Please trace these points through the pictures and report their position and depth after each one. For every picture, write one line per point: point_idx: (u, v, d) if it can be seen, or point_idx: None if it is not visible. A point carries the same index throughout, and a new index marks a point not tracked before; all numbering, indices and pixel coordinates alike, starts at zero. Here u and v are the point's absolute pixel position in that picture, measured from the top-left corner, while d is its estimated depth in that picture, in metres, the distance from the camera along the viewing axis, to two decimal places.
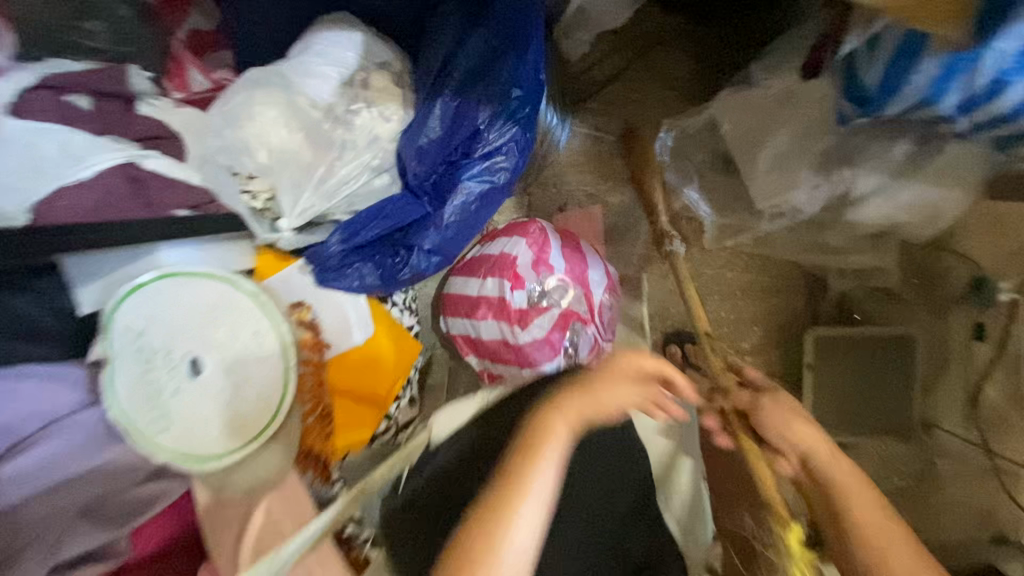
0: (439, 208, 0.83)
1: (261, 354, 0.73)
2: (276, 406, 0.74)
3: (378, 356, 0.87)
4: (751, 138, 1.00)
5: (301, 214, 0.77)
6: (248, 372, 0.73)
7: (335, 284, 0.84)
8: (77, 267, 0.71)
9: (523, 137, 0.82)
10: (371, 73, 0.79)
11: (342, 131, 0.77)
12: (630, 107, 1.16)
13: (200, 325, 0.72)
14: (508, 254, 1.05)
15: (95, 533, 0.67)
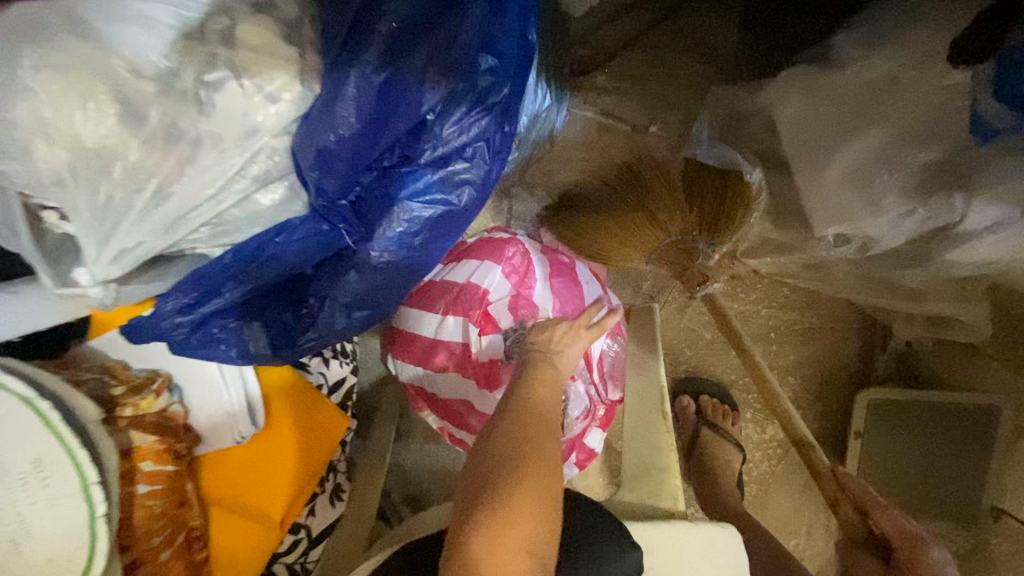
0: (365, 240, 0.54)
1: (39, 494, 0.43)
2: (74, 574, 0.44)
3: (275, 448, 0.60)
4: (822, 139, 0.72)
5: (117, 261, 0.45)
6: (22, 522, 0.44)
7: (200, 353, 0.54)
8: None
9: (496, 132, 0.53)
10: (238, 18, 0.46)
11: (189, 120, 0.45)
12: (651, 85, 0.86)
13: None
14: (478, 285, 0.71)
15: None
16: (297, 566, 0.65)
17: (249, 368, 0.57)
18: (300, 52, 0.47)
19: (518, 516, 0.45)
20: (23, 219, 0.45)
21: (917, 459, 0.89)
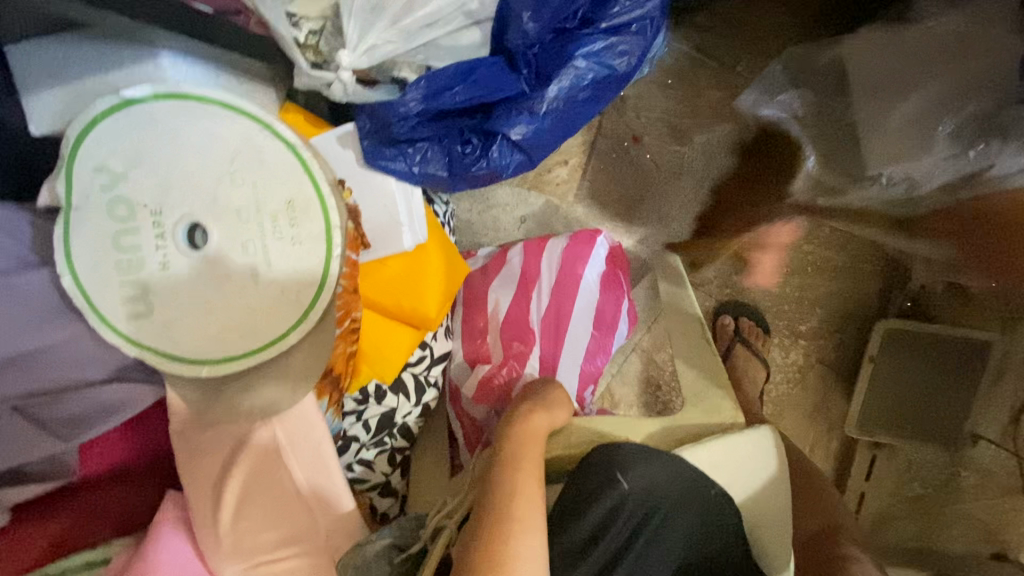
0: (540, 87, 0.63)
1: (291, 235, 0.53)
2: (302, 309, 0.54)
3: (425, 268, 0.68)
4: (889, 87, 0.85)
5: (368, 53, 0.56)
6: (267, 259, 0.53)
7: (387, 164, 0.63)
8: (31, 68, 0.50)
9: (661, 14, 0.64)
10: None
11: None
12: (740, 31, 0.98)
13: (206, 182, 0.51)
14: (526, 283, 0.81)
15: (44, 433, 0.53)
16: (420, 378, 0.74)
17: (416, 189, 0.66)
18: None
19: (522, 532, 0.49)
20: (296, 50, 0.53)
21: (917, 387, 1.04)
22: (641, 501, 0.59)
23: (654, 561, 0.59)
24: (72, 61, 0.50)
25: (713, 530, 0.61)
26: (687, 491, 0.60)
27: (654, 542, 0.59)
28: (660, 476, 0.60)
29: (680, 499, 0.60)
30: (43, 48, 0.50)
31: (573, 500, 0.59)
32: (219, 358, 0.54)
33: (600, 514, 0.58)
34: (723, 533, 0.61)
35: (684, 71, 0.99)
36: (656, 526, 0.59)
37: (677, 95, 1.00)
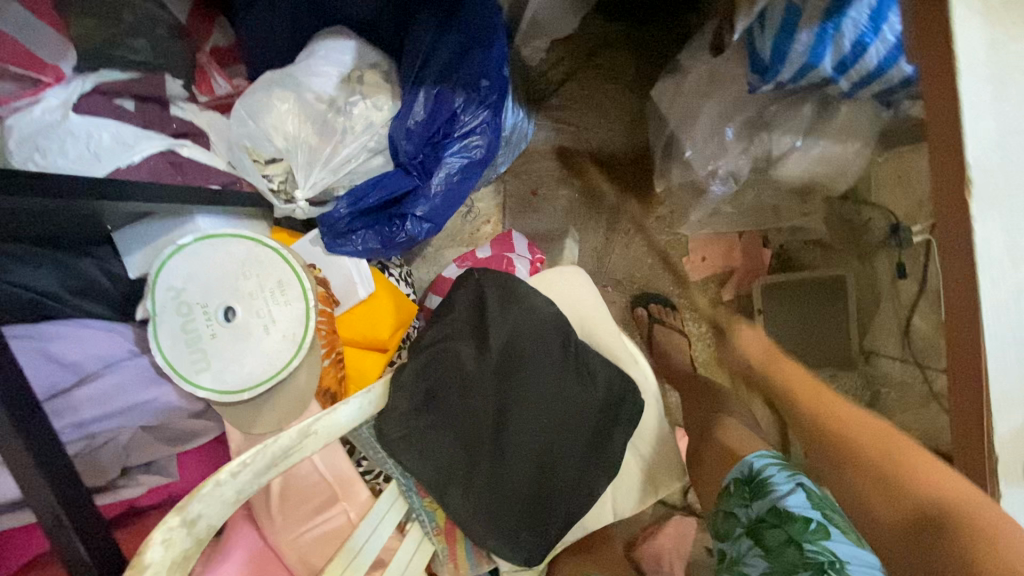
0: (427, 179, 0.98)
1: (282, 300, 0.86)
2: (297, 344, 0.86)
3: (379, 309, 1.01)
4: (689, 113, 1.17)
5: (312, 187, 0.92)
6: (272, 316, 0.86)
7: (341, 248, 0.98)
8: (126, 239, 0.85)
9: (494, 118, 0.97)
10: (364, 71, 0.94)
11: (342, 119, 0.93)
12: (585, 100, 1.31)
13: (231, 279, 0.86)
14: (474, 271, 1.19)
15: (153, 447, 0.83)
16: None
17: (363, 260, 1.00)
18: (393, 87, 0.96)
19: None
20: (273, 195, 0.92)
21: (805, 325, 1.28)
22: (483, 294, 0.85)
23: (506, 332, 0.84)
24: (148, 229, 0.85)
25: (538, 303, 0.85)
26: (511, 284, 0.86)
27: (550, 425, 0.83)
28: (495, 278, 0.86)
29: (510, 302, 0.85)
30: (132, 226, 0.85)
31: (443, 308, 0.86)
32: (253, 386, 0.86)
33: (461, 308, 0.85)
34: (559, 336, 0.85)
35: (553, 137, 1.34)
36: (547, 410, 0.83)
37: (552, 155, 1.34)
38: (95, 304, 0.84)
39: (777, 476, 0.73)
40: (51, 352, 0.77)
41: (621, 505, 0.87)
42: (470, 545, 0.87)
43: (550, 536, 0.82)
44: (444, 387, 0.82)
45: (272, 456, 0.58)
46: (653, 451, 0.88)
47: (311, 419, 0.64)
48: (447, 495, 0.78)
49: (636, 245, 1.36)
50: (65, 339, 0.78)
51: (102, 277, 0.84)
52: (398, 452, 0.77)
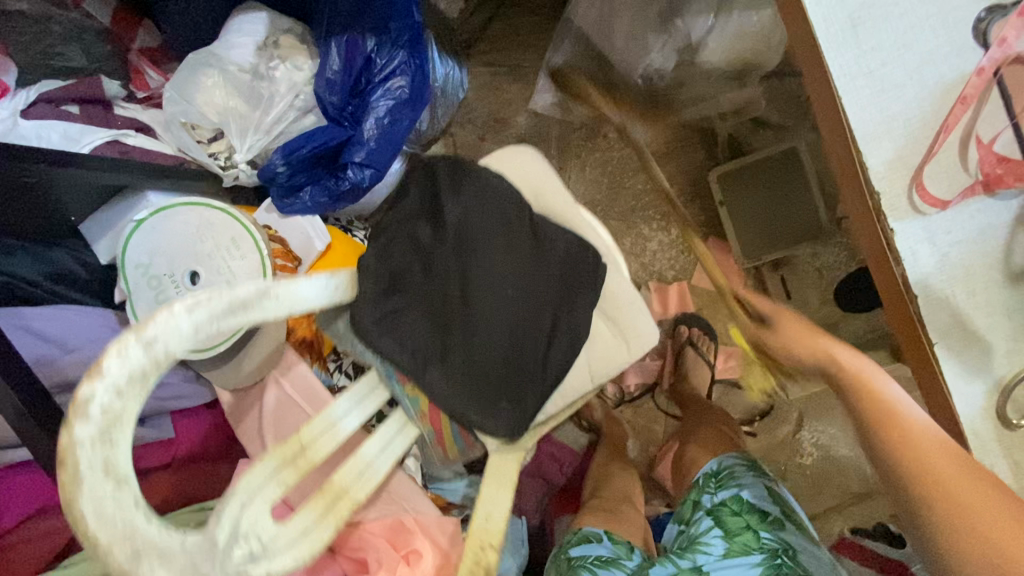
0: (359, 126, 1.03)
1: (237, 254, 0.92)
2: None
3: (336, 258, 1.07)
4: (605, 22, 1.19)
5: (249, 150, 0.98)
6: (232, 272, 0.92)
7: (291, 207, 1.02)
8: (90, 228, 0.92)
9: (411, 56, 1.02)
10: (278, 37, 1.00)
11: (267, 84, 0.99)
12: (510, 40, 1.36)
13: (189, 245, 0.92)
14: None
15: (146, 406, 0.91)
16: None
17: (316, 217, 1.04)
18: (309, 48, 1.02)
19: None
20: (222, 167, 0.98)
21: (768, 207, 1.28)
22: (432, 173, 0.74)
23: (463, 206, 0.71)
24: (109, 215, 0.92)
25: (490, 177, 0.73)
26: (456, 164, 0.73)
27: (530, 294, 0.71)
28: (442, 159, 0.73)
29: (466, 168, 0.73)
30: (95, 215, 0.92)
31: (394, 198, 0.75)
32: (226, 339, 0.90)
33: (411, 193, 0.74)
34: (519, 202, 0.73)
35: (487, 82, 1.37)
36: (522, 280, 0.71)
37: (490, 100, 1.38)
38: (74, 291, 0.91)
39: (734, 521, 0.92)
40: (35, 329, 0.85)
41: (601, 374, 0.76)
42: (457, 429, 0.77)
43: (533, 414, 0.71)
44: (407, 273, 0.71)
45: (230, 308, 0.57)
46: (631, 316, 0.76)
47: (268, 280, 0.60)
48: (431, 379, 0.69)
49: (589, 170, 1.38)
50: (46, 318, 0.85)
51: (77, 265, 0.91)
52: (366, 336, 0.69)
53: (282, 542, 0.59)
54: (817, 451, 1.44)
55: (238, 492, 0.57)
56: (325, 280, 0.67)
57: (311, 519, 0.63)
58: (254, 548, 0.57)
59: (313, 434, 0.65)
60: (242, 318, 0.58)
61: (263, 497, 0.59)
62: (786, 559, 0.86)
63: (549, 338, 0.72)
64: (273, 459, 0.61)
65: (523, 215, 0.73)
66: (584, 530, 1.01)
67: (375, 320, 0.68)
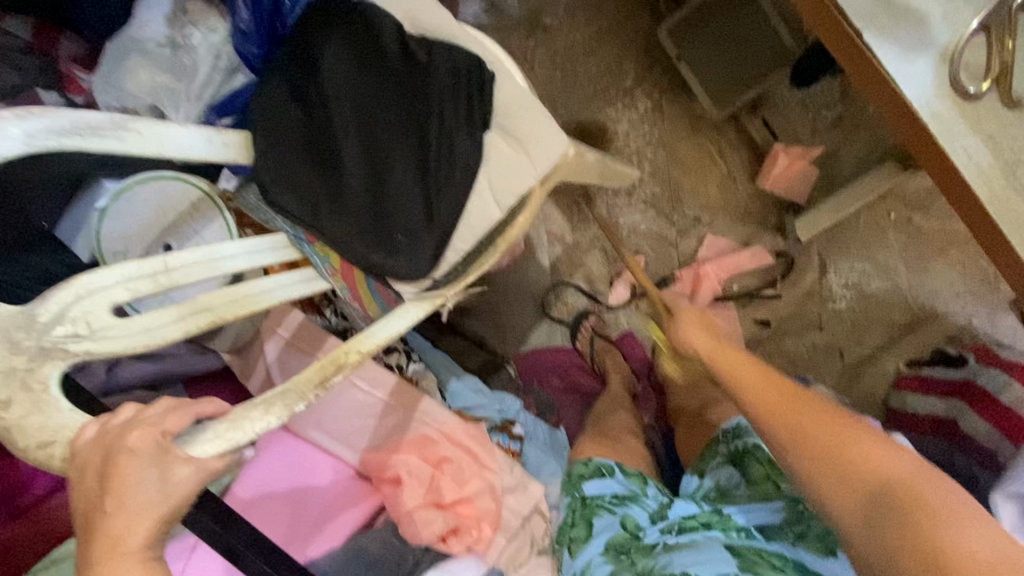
0: None
1: (200, 217, 0.96)
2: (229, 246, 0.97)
3: None
4: None
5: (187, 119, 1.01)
6: (199, 235, 0.97)
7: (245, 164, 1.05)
8: (67, 230, 0.97)
9: None
10: (186, 4, 1.01)
11: (187, 52, 1.00)
12: None
13: (154, 222, 0.96)
14: None
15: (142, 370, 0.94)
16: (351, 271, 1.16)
17: None
18: (218, 8, 1.03)
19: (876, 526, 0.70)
20: None
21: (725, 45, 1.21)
22: (310, 45, 0.93)
23: (344, 69, 0.92)
24: (79, 212, 0.97)
25: (363, 32, 0.93)
26: (332, 31, 0.93)
27: (394, 130, 0.90)
28: (319, 30, 0.94)
29: (338, 26, 0.94)
30: (66, 217, 0.97)
31: (278, 71, 0.94)
32: None
33: (290, 68, 0.93)
34: (389, 57, 0.93)
35: None
36: (388, 119, 0.91)
37: None
38: None
39: (755, 469, 0.90)
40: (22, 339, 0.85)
41: (498, 195, 0.90)
42: (369, 282, 0.94)
43: (424, 243, 0.88)
44: (302, 131, 0.91)
45: (74, 125, 0.73)
46: (530, 135, 0.90)
47: (125, 116, 0.77)
48: (325, 218, 0.87)
49: (537, 69, 1.34)
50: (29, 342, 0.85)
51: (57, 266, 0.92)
52: (270, 193, 0.88)
53: (116, 333, 0.67)
54: (851, 292, 1.37)
55: (75, 285, 0.65)
56: (180, 133, 0.81)
57: (160, 321, 0.71)
58: (82, 330, 0.65)
59: (187, 266, 0.75)
60: (94, 138, 0.74)
61: (108, 295, 0.67)
62: (805, 505, 0.83)
63: (423, 163, 0.90)
64: (132, 269, 0.69)
65: (393, 66, 0.92)
66: (597, 460, 0.99)
67: (277, 172, 0.88)
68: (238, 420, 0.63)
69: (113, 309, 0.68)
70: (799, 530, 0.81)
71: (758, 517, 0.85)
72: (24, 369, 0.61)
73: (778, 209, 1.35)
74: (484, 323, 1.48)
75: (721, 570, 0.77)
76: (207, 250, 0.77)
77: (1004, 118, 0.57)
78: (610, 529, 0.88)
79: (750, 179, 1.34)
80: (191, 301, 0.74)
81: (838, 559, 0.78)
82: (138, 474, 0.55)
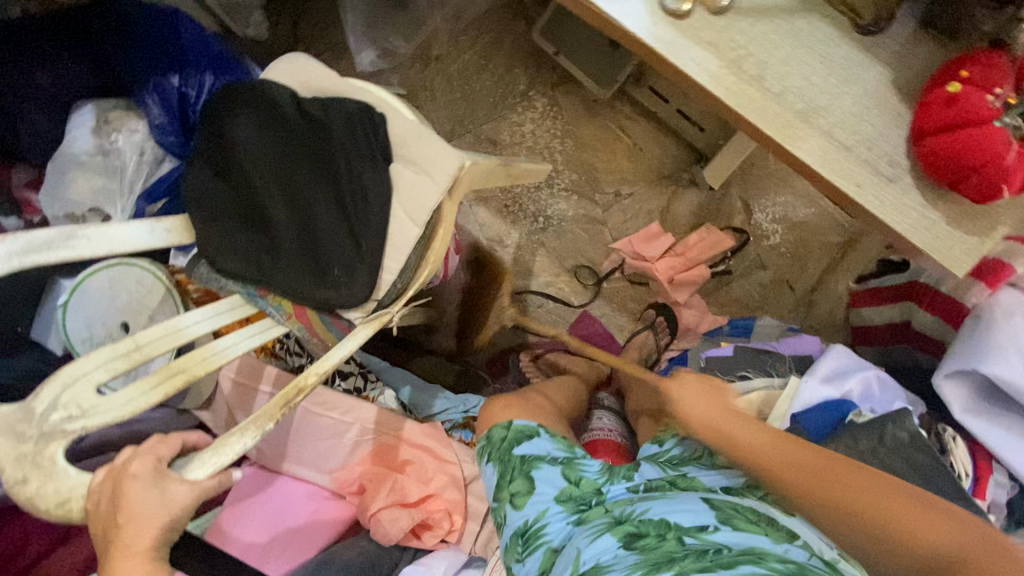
0: None
1: (145, 290, 1.08)
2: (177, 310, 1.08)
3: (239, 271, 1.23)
4: None
5: (124, 210, 1.14)
6: (148, 306, 1.08)
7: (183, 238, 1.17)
8: (39, 331, 1.09)
9: (215, 76, 1.18)
10: (107, 114, 1.16)
11: (115, 154, 1.15)
12: (321, 29, 1.48)
13: (107, 304, 1.07)
14: None
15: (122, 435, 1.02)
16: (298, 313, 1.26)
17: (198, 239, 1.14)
18: (135, 110, 1.18)
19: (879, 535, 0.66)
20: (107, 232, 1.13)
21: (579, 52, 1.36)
22: (220, 119, 1.02)
23: (252, 133, 1.00)
24: (47, 313, 1.09)
25: (261, 95, 1.01)
26: (235, 102, 1.01)
27: (310, 180, 0.99)
28: (224, 104, 1.02)
29: (241, 102, 1.02)
30: (37, 320, 1.09)
31: (198, 150, 1.03)
32: None
33: (207, 145, 1.02)
34: (290, 113, 1.00)
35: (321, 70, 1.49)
36: (304, 170, 0.99)
37: None
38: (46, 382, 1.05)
39: (707, 452, 0.79)
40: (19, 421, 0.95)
41: (414, 212, 0.98)
42: (323, 317, 1.01)
43: (362, 272, 0.96)
44: (231, 199, 0.99)
45: (30, 244, 0.80)
46: (419, 148, 0.98)
47: (73, 226, 0.84)
48: (273, 271, 0.96)
49: (438, 95, 1.46)
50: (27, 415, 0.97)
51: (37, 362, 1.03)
52: (216, 261, 0.97)
53: (106, 408, 0.74)
54: (780, 225, 1.43)
55: (60, 377, 0.72)
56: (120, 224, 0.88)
57: (142, 390, 0.77)
58: (75, 412, 0.72)
59: (153, 338, 0.80)
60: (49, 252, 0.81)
61: (89, 379, 0.74)
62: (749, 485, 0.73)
63: (344, 203, 0.98)
64: (105, 352, 0.76)
65: (295, 119, 1.00)
66: (519, 424, 0.87)
67: (217, 240, 0.97)
68: (218, 444, 0.75)
69: (96, 390, 0.74)
70: (748, 500, 0.71)
71: (717, 484, 0.74)
72: (33, 452, 0.69)
73: (689, 166, 1.43)
74: (451, 336, 1.53)
75: (695, 518, 0.65)
76: (170, 321, 0.83)
77: (716, 23, 0.79)
78: (552, 483, 0.79)
79: (656, 145, 1.44)
80: (167, 367, 0.80)
81: (798, 518, 0.68)
82: (144, 496, 0.67)
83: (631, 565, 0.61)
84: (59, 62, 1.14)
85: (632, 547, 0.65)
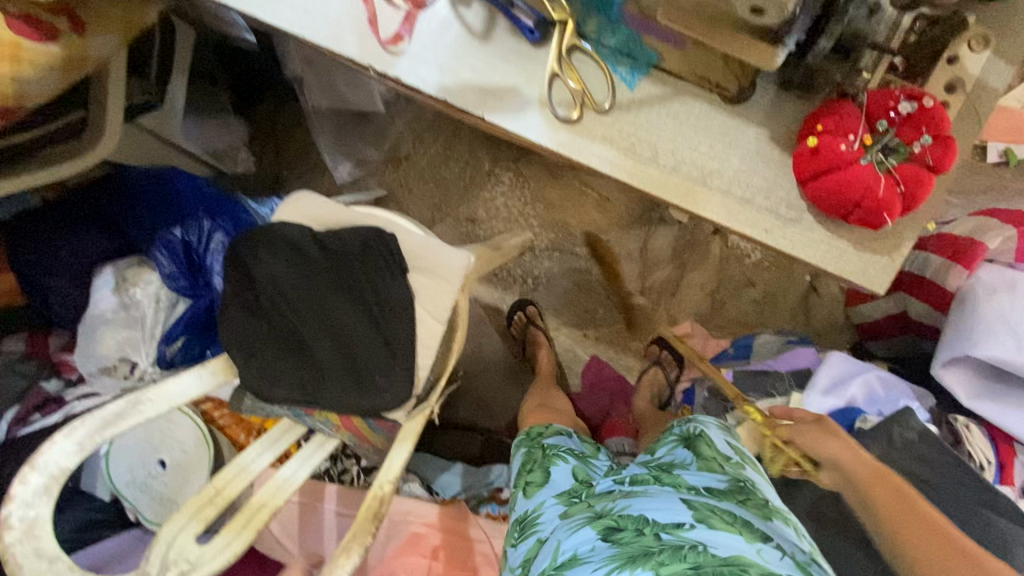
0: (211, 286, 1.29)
1: (175, 425, 1.16)
2: (205, 439, 1.15)
3: None
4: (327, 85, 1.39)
5: (149, 355, 1.25)
6: (178, 440, 1.16)
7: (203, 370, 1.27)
8: (89, 481, 1.18)
9: (212, 220, 1.31)
10: (123, 273, 1.29)
11: (135, 307, 1.27)
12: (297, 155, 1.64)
13: (144, 445, 1.16)
14: None
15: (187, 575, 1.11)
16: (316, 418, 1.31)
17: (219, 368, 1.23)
18: (147, 264, 1.31)
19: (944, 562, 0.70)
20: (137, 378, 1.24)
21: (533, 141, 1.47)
22: (242, 261, 1.05)
23: (275, 268, 1.04)
24: (93, 463, 1.19)
25: (277, 233, 1.05)
26: (252, 243, 1.05)
27: (338, 302, 1.03)
28: (242, 246, 1.05)
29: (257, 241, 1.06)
30: (86, 471, 1.19)
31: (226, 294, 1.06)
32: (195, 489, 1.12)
33: (234, 287, 1.05)
34: (307, 243, 1.04)
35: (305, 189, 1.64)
36: (330, 293, 1.03)
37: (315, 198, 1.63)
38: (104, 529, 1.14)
39: (706, 447, 0.77)
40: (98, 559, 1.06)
41: (435, 311, 1.04)
42: (367, 421, 1.04)
43: (399, 376, 1.00)
44: (266, 332, 1.03)
45: (105, 420, 0.83)
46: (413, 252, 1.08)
47: (136, 392, 0.87)
48: (320, 391, 0.99)
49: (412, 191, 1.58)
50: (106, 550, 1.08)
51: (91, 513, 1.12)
52: (264, 393, 1.00)
53: (207, 558, 0.80)
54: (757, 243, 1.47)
55: (160, 538, 0.80)
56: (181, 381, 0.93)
57: (233, 535, 0.84)
58: (185, 566, 0.79)
59: (226, 479, 0.88)
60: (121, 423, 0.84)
61: (184, 533, 0.82)
62: (747, 483, 0.71)
63: (373, 315, 1.02)
64: (194, 504, 0.84)
65: (312, 248, 1.04)
66: (556, 426, 1.03)
67: (262, 374, 1.00)
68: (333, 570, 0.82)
69: (195, 540, 0.82)
70: (738, 502, 0.69)
71: (704, 482, 0.73)
72: None
73: (657, 207, 1.50)
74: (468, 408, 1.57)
75: (670, 515, 0.67)
76: (236, 462, 0.91)
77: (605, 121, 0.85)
78: (562, 473, 0.87)
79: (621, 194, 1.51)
80: (246, 509, 0.86)
81: (774, 525, 0.66)
82: None
83: (606, 558, 0.65)
84: (79, 238, 1.30)
85: (609, 539, 0.68)
